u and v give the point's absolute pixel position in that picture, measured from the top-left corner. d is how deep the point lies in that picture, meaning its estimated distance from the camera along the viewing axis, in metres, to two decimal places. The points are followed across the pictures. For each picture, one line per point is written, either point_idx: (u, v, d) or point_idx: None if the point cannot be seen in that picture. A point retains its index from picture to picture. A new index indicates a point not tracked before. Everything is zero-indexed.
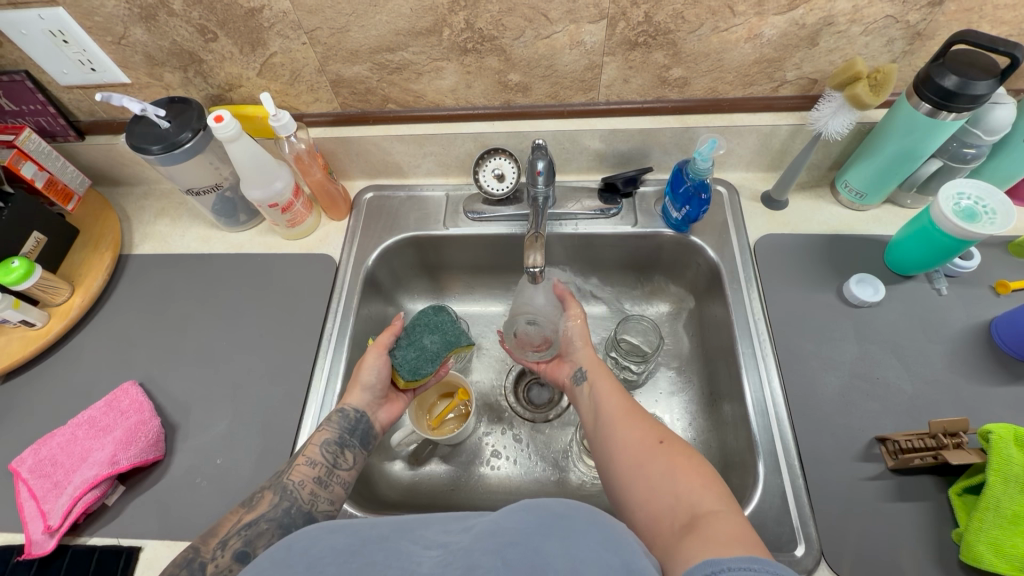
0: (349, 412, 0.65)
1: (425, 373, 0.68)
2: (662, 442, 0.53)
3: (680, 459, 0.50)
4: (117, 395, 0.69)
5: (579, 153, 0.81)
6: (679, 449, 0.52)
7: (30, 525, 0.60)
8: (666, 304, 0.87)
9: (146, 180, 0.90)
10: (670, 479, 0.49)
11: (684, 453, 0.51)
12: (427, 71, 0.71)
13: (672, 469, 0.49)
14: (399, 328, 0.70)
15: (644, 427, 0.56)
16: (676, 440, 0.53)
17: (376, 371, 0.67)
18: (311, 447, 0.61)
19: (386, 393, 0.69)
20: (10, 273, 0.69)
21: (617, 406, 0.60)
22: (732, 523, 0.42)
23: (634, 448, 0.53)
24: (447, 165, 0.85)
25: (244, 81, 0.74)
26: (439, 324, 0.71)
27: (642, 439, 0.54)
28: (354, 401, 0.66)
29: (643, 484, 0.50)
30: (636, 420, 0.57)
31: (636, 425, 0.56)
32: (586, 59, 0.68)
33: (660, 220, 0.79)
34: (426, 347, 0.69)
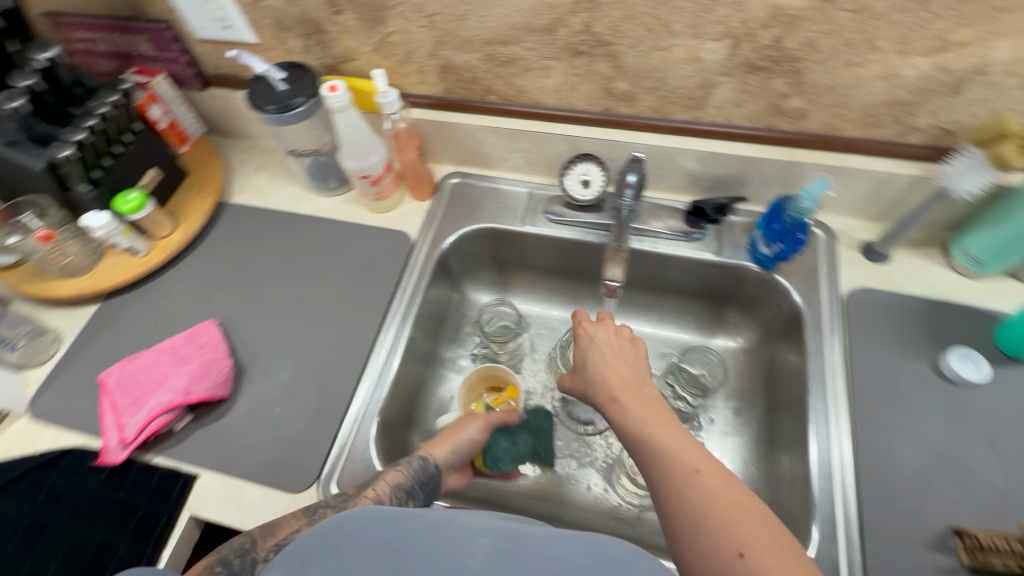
0: (428, 464, 0.63)
1: (502, 466, 0.72)
2: (745, 551, 0.40)
3: (772, 574, 0.38)
4: (198, 330, 0.74)
5: (672, 171, 0.78)
6: (766, 548, 0.40)
7: (108, 434, 0.66)
8: (735, 340, 0.82)
9: (251, 136, 0.95)
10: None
11: (773, 559, 0.39)
12: (535, 68, 0.71)
13: None
14: (513, 418, 0.72)
15: (711, 516, 0.43)
16: (756, 535, 0.41)
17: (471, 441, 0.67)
18: (382, 483, 0.59)
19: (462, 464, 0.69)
20: (127, 203, 0.75)
21: (672, 477, 0.46)
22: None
23: (709, 551, 0.41)
24: (534, 163, 0.84)
25: (358, 55, 0.76)
26: (538, 429, 0.75)
27: (716, 538, 0.41)
28: (437, 455, 0.64)
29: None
30: (704, 503, 0.43)
31: (702, 514, 0.43)
32: (700, 77, 0.66)
33: (745, 253, 0.75)
34: (518, 444, 0.73)
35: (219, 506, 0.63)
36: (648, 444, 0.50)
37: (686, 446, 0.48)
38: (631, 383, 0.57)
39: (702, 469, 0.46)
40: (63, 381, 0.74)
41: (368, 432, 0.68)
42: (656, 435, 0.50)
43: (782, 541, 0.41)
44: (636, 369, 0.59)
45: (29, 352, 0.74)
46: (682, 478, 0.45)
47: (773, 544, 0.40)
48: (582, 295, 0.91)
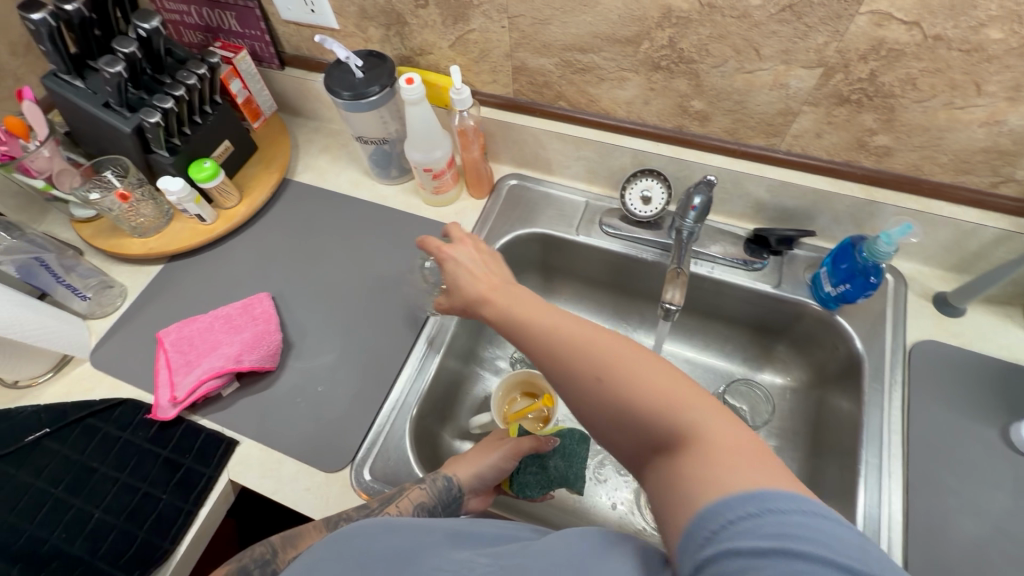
0: (452, 484, 0.62)
1: (529, 495, 0.69)
2: (602, 375, 0.41)
3: (627, 383, 0.40)
4: (252, 301, 0.76)
5: (738, 197, 0.75)
6: (622, 360, 0.41)
7: (161, 391, 0.69)
8: (782, 378, 0.80)
9: (319, 117, 0.98)
10: (633, 405, 0.39)
11: (625, 372, 0.40)
12: (611, 79, 0.70)
13: (623, 398, 0.39)
14: (542, 443, 0.68)
15: (573, 358, 0.43)
16: (610, 358, 0.41)
17: (496, 469, 0.65)
18: (405, 500, 0.58)
19: (484, 487, 0.66)
20: (201, 172, 0.78)
21: (535, 337, 0.46)
22: (729, 437, 0.35)
23: (575, 384, 0.42)
24: (595, 173, 0.83)
25: (435, 50, 0.77)
26: (571, 452, 0.72)
27: (577, 371, 0.42)
28: (461, 476, 0.63)
29: (606, 416, 0.41)
30: (562, 348, 0.44)
31: (564, 357, 0.43)
32: (783, 103, 0.64)
33: (806, 289, 0.72)
34: (549, 468, 0.69)
35: (256, 475, 0.66)
36: (511, 317, 0.49)
37: (542, 313, 0.47)
38: (496, 287, 0.53)
39: (557, 321, 0.46)
40: (125, 333, 0.78)
41: (404, 422, 0.69)
42: (518, 309, 0.49)
43: (638, 351, 0.41)
44: (499, 271, 0.56)
45: (95, 303, 0.79)
46: (544, 334, 0.45)
47: (625, 360, 0.41)
48: (627, 311, 0.90)
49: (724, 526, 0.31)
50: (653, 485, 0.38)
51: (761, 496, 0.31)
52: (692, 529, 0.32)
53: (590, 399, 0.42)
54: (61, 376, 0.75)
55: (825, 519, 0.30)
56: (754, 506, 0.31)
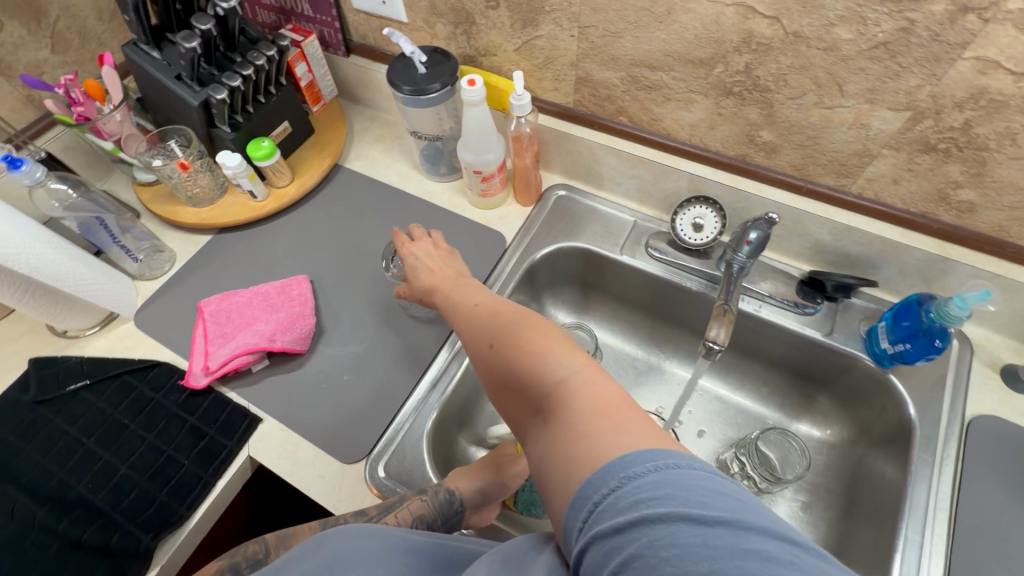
0: (455, 498, 0.61)
1: (536, 513, 0.68)
2: (495, 343, 0.48)
3: (510, 352, 0.46)
4: (291, 282, 0.77)
5: (797, 235, 0.72)
6: (510, 333, 0.48)
7: (195, 359, 0.71)
8: (820, 431, 0.75)
9: (376, 107, 0.98)
10: (517, 370, 0.45)
11: (511, 341, 0.47)
12: (677, 99, 0.68)
13: (506, 364, 0.46)
14: None
15: (478, 334, 0.51)
16: (502, 331, 0.49)
17: (499, 485, 0.63)
18: (405, 511, 0.58)
19: (488, 500, 0.63)
20: (258, 150, 0.80)
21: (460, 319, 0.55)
22: (593, 395, 0.39)
23: (478, 354, 0.50)
24: (647, 193, 0.81)
25: (499, 52, 0.76)
26: None
27: (479, 346, 0.50)
28: (462, 488, 0.62)
29: (498, 383, 0.47)
30: (476, 325, 0.53)
31: (474, 334, 0.52)
32: (860, 144, 0.60)
33: (859, 342, 0.68)
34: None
35: (274, 455, 0.67)
36: (450, 306, 0.59)
37: (472, 300, 0.57)
38: (447, 278, 0.64)
39: (475, 306, 0.55)
40: (168, 298, 0.80)
41: (423, 423, 0.68)
42: (458, 296, 0.59)
43: (533, 325, 0.48)
44: (454, 266, 0.67)
45: (145, 265, 0.82)
46: (466, 316, 0.55)
47: (516, 334, 0.47)
48: (661, 338, 0.87)
49: (612, 488, 0.33)
50: (531, 449, 0.42)
51: (620, 467, 0.33)
52: (569, 516, 0.35)
53: (489, 368, 0.48)
54: (106, 331, 0.78)
55: (682, 472, 0.32)
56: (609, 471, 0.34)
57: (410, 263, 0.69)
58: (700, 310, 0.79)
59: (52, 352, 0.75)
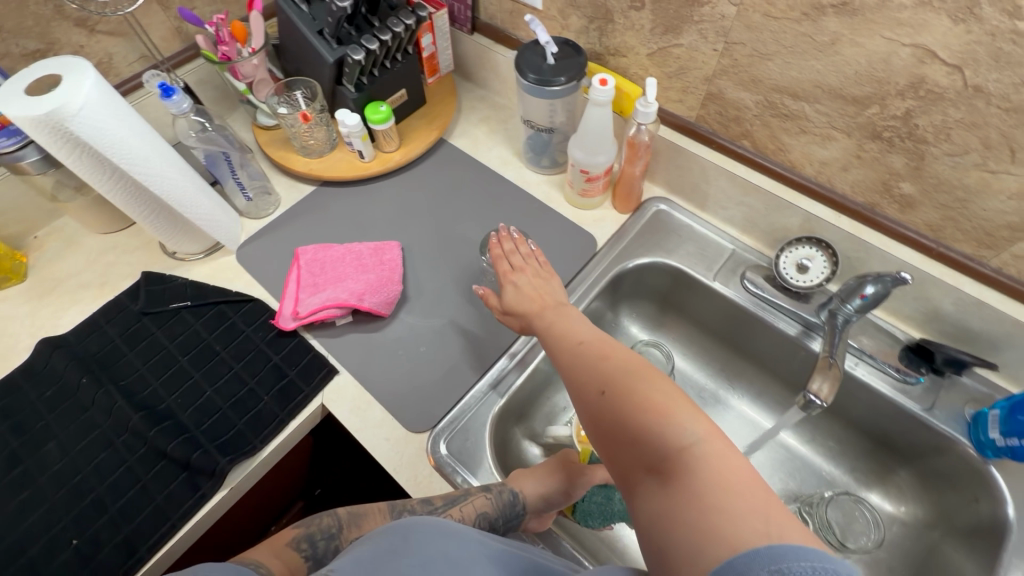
0: (518, 500, 0.62)
1: (590, 523, 0.68)
2: (606, 390, 0.47)
3: (624, 404, 0.45)
4: (385, 247, 0.80)
5: (914, 299, 0.67)
6: (623, 381, 0.47)
7: (287, 302, 0.75)
8: (892, 506, 0.71)
9: (487, 88, 0.99)
10: (630, 424, 0.44)
11: (626, 390, 0.46)
12: (814, 134, 0.64)
13: (618, 416, 0.45)
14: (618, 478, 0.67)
15: (587, 375, 0.50)
16: (614, 376, 0.48)
17: (563, 488, 0.65)
18: (470, 507, 0.59)
19: (549, 509, 0.64)
20: (375, 114, 0.82)
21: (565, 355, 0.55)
22: (719, 469, 0.39)
23: (583, 396, 0.49)
24: (753, 223, 0.77)
25: (630, 54, 0.74)
26: None
27: (587, 388, 0.49)
28: (528, 490, 0.63)
29: (606, 431, 0.46)
30: (582, 366, 0.52)
31: (581, 374, 0.51)
32: (1018, 217, 0.55)
33: (962, 425, 0.63)
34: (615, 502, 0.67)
35: (346, 409, 0.69)
36: (552, 337, 0.58)
37: (574, 334, 0.57)
38: (548, 305, 0.64)
39: (584, 344, 0.55)
40: (269, 239, 0.85)
41: (489, 408, 0.70)
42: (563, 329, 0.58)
43: (648, 376, 0.47)
44: (552, 293, 0.67)
45: (253, 205, 0.86)
46: (573, 353, 0.54)
47: (632, 382, 0.47)
48: (733, 373, 0.84)
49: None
50: (642, 507, 0.41)
51: (771, 558, 0.33)
52: None
53: (596, 413, 0.48)
54: (209, 259, 0.83)
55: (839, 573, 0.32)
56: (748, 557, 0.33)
57: (513, 287, 0.67)
58: (785, 353, 0.76)
59: (162, 270, 0.81)
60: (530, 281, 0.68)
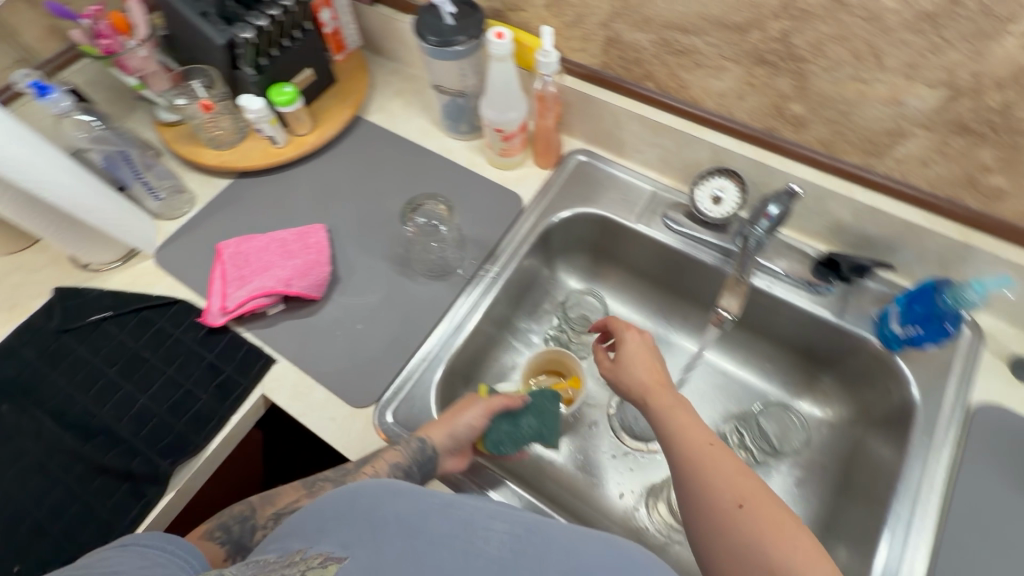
0: (426, 446, 0.61)
1: (503, 451, 0.68)
2: (745, 504, 0.46)
3: (770, 527, 0.44)
4: (309, 230, 0.78)
5: (817, 214, 0.71)
6: (762, 501, 0.46)
7: (213, 298, 0.73)
8: (821, 411, 0.76)
9: (399, 60, 0.97)
10: (768, 552, 0.43)
11: (770, 514, 0.45)
12: (708, 66, 0.66)
13: (759, 538, 0.44)
14: (518, 402, 0.68)
15: (720, 476, 0.48)
16: (756, 494, 0.46)
17: (471, 425, 0.64)
18: (381, 461, 0.60)
19: (462, 447, 0.65)
20: (281, 95, 0.80)
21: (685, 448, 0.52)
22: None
23: (713, 498, 0.47)
24: (669, 162, 0.80)
25: (529, 7, 0.74)
26: (546, 411, 0.70)
27: (719, 491, 0.47)
28: (437, 438, 0.62)
29: (731, 548, 0.45)
30: (711, 468, 0.49)
31: (707, 475, 0.49)
32: (893, 122, 0.59)
33: (870, 325, 0.68)
34: (521, 426, 0.69)
35: (288, 395, 0.69)
36: (665, 422, 0.55)
37: (698, 425, 0.54)
38: (665, 384, 0.60)
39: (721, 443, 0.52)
40: (188, 239, 0.82)
41: (432, 373, 0.70)
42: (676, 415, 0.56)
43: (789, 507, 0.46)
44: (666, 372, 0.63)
45: (166, 205, 0.83)
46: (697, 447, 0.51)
47: (773, 508, 0.46)
48: (670, 312, 0.87)
49: None
50: None
51: None
52: None
53: (723, 525, 0.46)
54: (127, 267, 0.80)
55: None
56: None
57: (626, 350, 0.64)
58: (713, 284, 0.79)
59: (76, 284, 0.78)
60: (635, 347, 0.64)
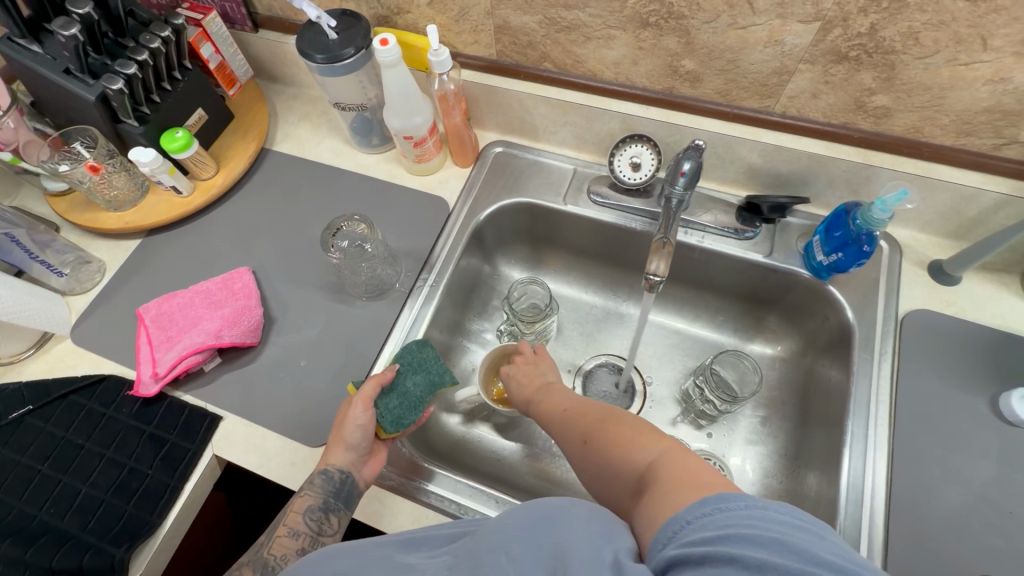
0: (331, 473, 0.59)
1: (408, 423, 0.64)
2: (587, 438, 0.52)
3: (606, 441, 0.50)
4: (232, 276, 0.75)
5: (730, 162, 0.72)
6: (603, 427, 0.51)
7: (143, 367, 0.69)
8: (772, 348, 0.79)
9: (297, 83, 0.93)
10: (612, 463, 0.48)
11: (605, 431, 0.51)
12: (597, 38, 0.67)
13: (603, 457, 0.49)
14: (386, 377, 0.64)
15: (573, 427, 0.55)
16: (595, 426, 0.52)
17: (362, 430, 0.61)
18: (292, 514, 0.58)
19: (370, 449, 0.63)
20: (174, 142, 0.75)
21: (551, 421, 0.59)
22: (675, 463, 0.42)
23: (575, 452, 0.53)
24: (583, 138, 0.80)
25: (411, 8, 0.72)
26: (422, 363, 0.68)
27: (575, 440, 0.54)
28: (337, 460, 0.60)
29: (601, 477, 0.49)
30: (567, 430, 0.56)
31: (568, 432, 0.56)
32: (778, 62, 0.61)
33: (797, 258, 0.71)
34: (409, 391, 0.65)
35: (242, 450, 0.66)
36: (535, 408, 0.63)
37: (555, 402, 0.61)
38: (544, 386, 0.65)
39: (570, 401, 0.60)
40: (105, 310, 0.77)
41: None
42: (542, 396, 0.64)
43: (620, 418, 0.51)
44: (544, 372, 0.68)
45: (74, 279, 0.77)
46: (558, 421, 0.58)
47: (610, 423, 0.51)
48: (615, 284, 0.88)
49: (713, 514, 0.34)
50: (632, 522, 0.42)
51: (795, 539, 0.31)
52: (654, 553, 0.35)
53: (589, 464, 0.51)
54: (42, 353, 0.74)
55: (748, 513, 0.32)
56: (684, 525, 0.34)
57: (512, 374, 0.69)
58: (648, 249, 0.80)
59: None
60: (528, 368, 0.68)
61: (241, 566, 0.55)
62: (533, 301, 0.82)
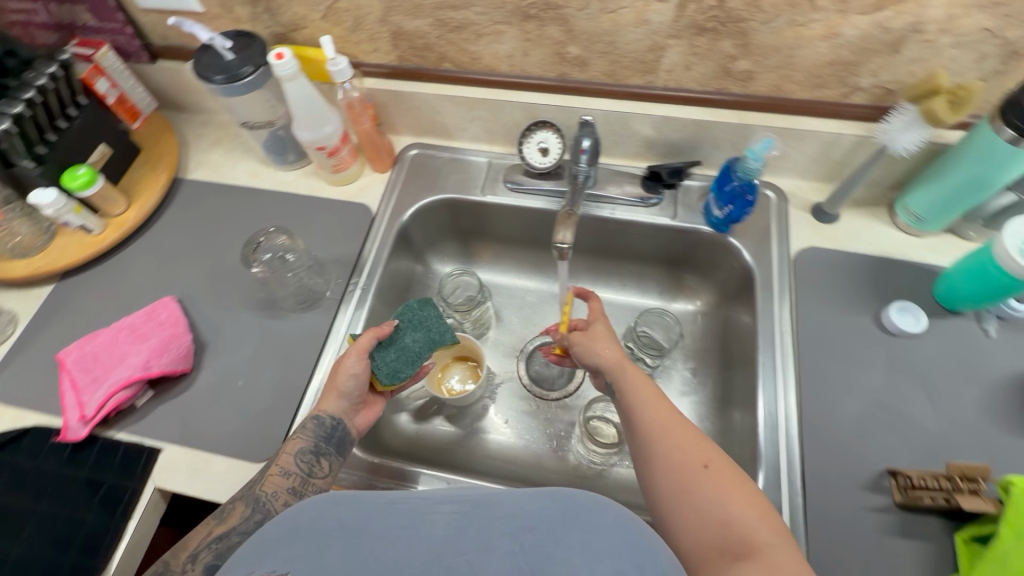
0: (324, 420, 0.61)
1: (403, 376, 0.66)
2: (709, 464, 0.49)
3: (726, 484, 0.48)
4: (156, 307, 0.74)
5: (627, 137, 0.78)
6: (723, 467, 0.49)
7: (68, 412, 0.66)
8: (693, 304, 0.85)
9: (206, 110, 0.93)
10: (714, 508, 0.47)
11: (729, 470, 0.49)
12: (487, 34, 0.71)
13: (715, 496, 0.47)
14: (383, 330, 0.66)
15: (687, 443, 0.51)
16: (718, 457, 0.50)
17: (355, 378, 0.63)
18: (286, 457, 0.58)
19: (363, 399, 0.66)
20: (76, 179, 0.74)
21: (654, 415, 0.55)
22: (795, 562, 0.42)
23: (680, 471, 0.50)
24: (493, 131, 0.84)
25: (308, 23, 0.74)
26: (423, 320, 0.69)
27: (687, 456, 0.50)
28: (330, 408, 0.62)
29: (681, 506, 0.48)
30: (674, 437, 0.52)
31: (683, 437, 0.52)
32: (650, 40, 0.67)
33: (699, 216, 0.77)
34: (407, 346, 0.67)
35: (185, 477, 0.65)
36: (633, 390, 0.59)
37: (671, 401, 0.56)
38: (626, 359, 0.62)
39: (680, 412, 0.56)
40: (21, 361, 0.73)
41: None
42: (647, 388, 0.59)
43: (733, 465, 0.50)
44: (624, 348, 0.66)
45: None
46: (660, 424, 0.54)
47: (729, 466, 0.50)
48: (544, 267, 0.92)
49: None
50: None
51: None
52: None
53: (679, 477, 0.49)
54: None
55: None
56: None
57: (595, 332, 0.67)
58: None
59: None
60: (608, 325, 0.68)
61: (234, 499, 0.54)
62: (467, 292, 0.85)
